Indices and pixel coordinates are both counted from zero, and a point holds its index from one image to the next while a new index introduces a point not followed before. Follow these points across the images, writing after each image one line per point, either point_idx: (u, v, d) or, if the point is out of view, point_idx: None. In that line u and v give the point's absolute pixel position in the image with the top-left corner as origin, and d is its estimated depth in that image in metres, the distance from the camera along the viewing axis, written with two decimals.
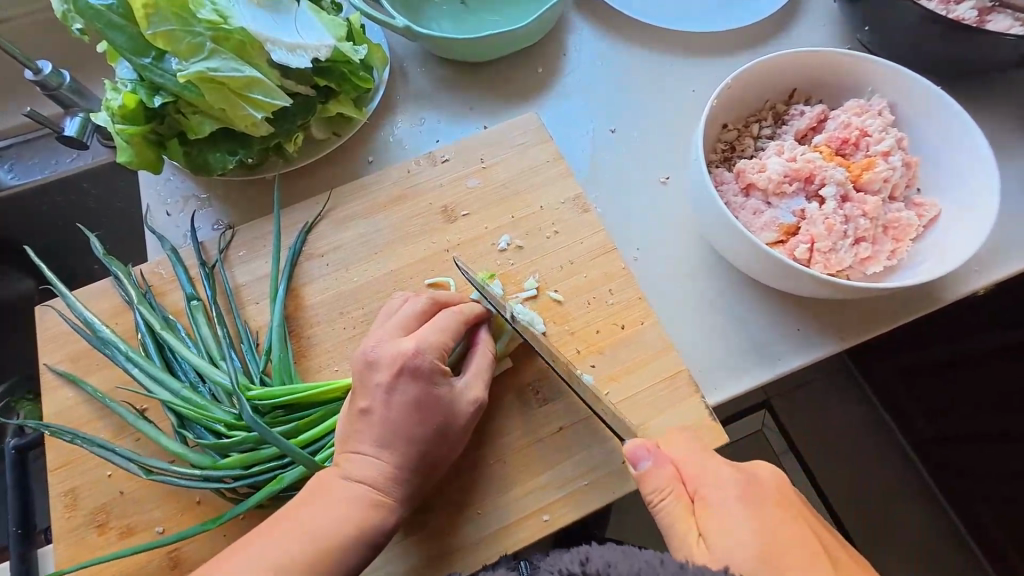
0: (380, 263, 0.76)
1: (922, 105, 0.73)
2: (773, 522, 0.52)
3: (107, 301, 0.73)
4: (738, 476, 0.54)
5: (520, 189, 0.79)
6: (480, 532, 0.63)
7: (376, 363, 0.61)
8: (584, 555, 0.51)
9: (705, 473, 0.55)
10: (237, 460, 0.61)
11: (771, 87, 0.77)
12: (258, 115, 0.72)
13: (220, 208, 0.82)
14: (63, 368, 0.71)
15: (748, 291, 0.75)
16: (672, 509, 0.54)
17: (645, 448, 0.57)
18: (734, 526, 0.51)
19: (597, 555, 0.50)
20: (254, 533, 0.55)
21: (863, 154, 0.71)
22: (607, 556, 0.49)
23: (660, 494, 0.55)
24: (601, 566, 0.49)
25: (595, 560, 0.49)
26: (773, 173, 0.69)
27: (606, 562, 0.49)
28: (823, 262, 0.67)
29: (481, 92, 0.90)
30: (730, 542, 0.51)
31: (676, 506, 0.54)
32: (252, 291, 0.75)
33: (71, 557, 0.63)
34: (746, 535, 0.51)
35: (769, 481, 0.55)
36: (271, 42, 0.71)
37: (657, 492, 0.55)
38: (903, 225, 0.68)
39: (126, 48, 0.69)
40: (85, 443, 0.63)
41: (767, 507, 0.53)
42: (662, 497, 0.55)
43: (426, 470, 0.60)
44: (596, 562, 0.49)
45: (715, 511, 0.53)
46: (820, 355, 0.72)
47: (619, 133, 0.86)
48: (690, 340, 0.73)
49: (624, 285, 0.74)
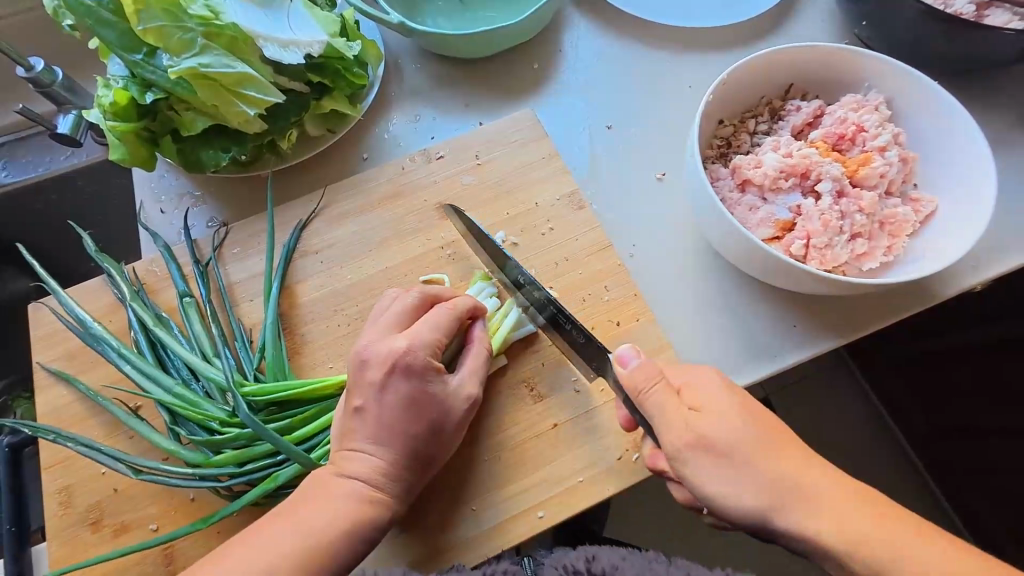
0: (375, 260, 0.75)
1: (919, 100, 0.72)
2: (750, 408, 0.54)
3: (101, 299, 0.73)
4: (718, 372, 0.57)
5: (515, 186, 0.79)
6: (476, 530, 0.63)
7: (368, 361, 0.61)
8: (592, 554, 0.61)
9: (687, 370, 0.58)
10: (230, 457, 0.61)
11: (768, 83, 0.77)
12: (251, 111, 0.71)
13: (214, 205, 0.81)
14: (57, 366, 0.70)
15: (744, 287, 0.75)
16: (660, 398, 0.54)
17: (635, 348, 0.58)
18: (718, 404, 0.54)
19: (604, 556, 0.60)
20: (250, 531, 0.55)
21: (860, 149, 0.70)
22: (612, 559, 0.60)
23: (649, 383, 0.55)
24: (607, 567, 0.59)
25: (602, 560, 0.60)
26: (769, 169, 0.69)
27: (612, 564, 0.59)
28: (819, 258, 0.66)
29: (476, 88, 0.90)
30: (716, 419, 0.52)
31: (666, 394, 0.55)
32: (246, 289, 0.75)
33: (65, 555, 0.62)
34: (733, 415, 0.53)
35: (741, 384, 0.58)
36: (263, 38, 0.70)
37: (648, 382, 0.55)
38: (900, 221, 0.68)
39: (117, 44, 0.68)
40: (72, 443, 0.62)
41: (743, 391, 0.56)
42: (651, 387, 0.55)
43: (422, 467, 0.60)
44: (602, 563, 0.60)
45: (702, 391, 0.55)
46: (817, 351, 0.72)
47: (615, 129, 0.85)
48: (687, 338, 0.73)
49: (620, 282, 0.74)
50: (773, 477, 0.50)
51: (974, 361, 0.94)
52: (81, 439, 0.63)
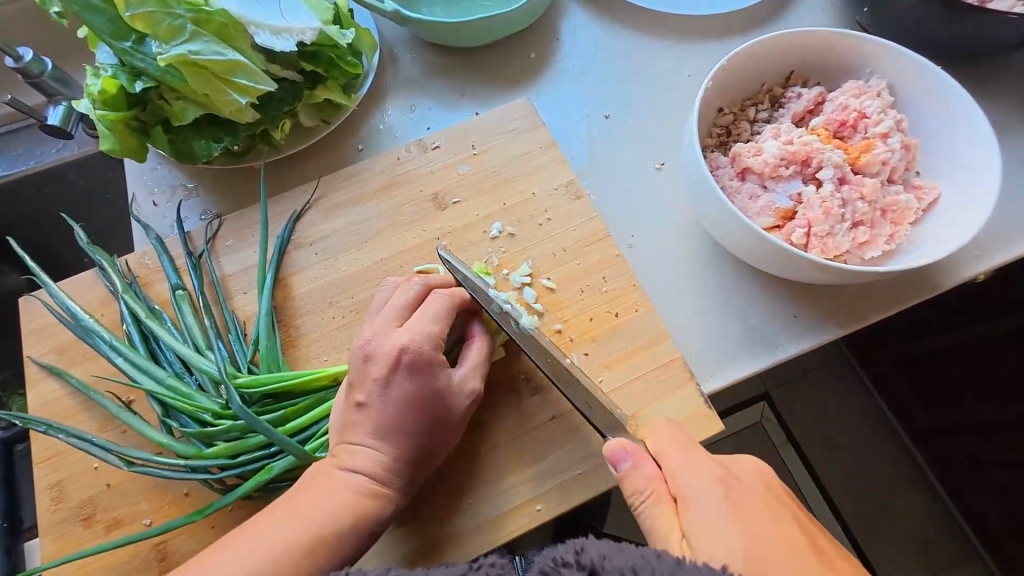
0: (370, 252, 0.74)
1: (921, 86, 0.71)
2: (754, 521, 0.48)
3: (92, 292, 0.72)
4: (721, 481, 0.51)
5: (512, 176, 0.78)
6: (473, 524, 0.62)
7: (372, 356, 0.60)
8: (580, 545, 0.47)
9: (685, 476, 0.52)
10: (223, 450, 0.60)
11: (768, 70, 0.76)
12: (243, 100, 0.70)
13: (207, 197, 0.80)
14: (48, 360, 0.70)
15: (745, 277, 0.74)
16: (652, 512, 0.53)
17: (624, 449, 0.56)
18: (714, 534, 0.48)
19: (593, 546, 0.46)
20: (244, 526, 0.54)
21: (862, 136, 0.69)
22: (602, 549, 0.45)
23: (638, 497, 0.54)
24: (597, 559, 0.45)
25: (590, 551, 0.45)
26: (769, 157, 0.68)
27: (603, 555, 0.45)
28: (820, 246, 0.65)
29: (472, 77, 0.88)
30: (709, 546, 0.47)
31: (658, 510, 0.53)
32: (239, 281, 0.74)
33: (57, 551, 0.62)
34: (729, 543, 0.47)
35: (747, 477, 0.53)
36: (255, 25, 0.69)
37: (637, 493, 0.55)
38: (902, 208, 0.67)
39: (105, 31, 0.67)
40: (63, 434, 0.62)
41: (749, 511, 0.49)
42: (641, 500, 0.54)
43: (421, 461, 0.59)
44: (592, 554, 0.45)
45: (696, 516, 0.50)
46: (818, 342, 0.71)
47: (613, 119, 0.84)
48: (686, 329, 0.72)
49: (618, 272, 0.73)
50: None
51: (976, 351, 0.93)
52: (71, 430, 0.63)
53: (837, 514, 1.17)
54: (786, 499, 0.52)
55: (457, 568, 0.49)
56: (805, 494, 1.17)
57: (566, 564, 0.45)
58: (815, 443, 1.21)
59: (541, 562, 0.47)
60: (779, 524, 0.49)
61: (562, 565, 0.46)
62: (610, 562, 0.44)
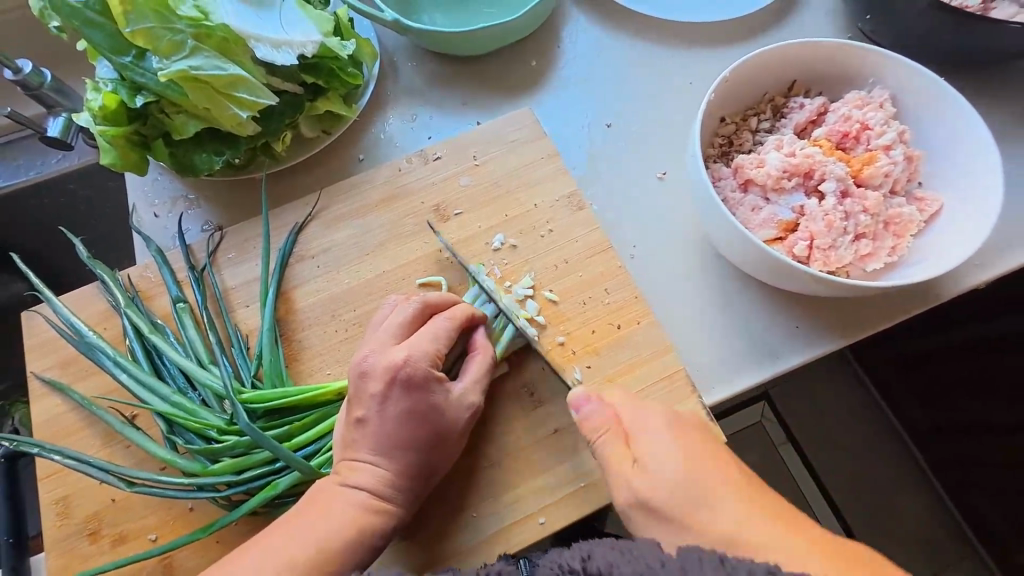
0: (372, 264, 0.74)
1: (924, 97, 0.71)
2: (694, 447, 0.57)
3: (94, 306, 0.72)
4: (666, 415, 0.59)
5: (514, 188, 0.78)
6: (477, 537, 0.62)
7: (368, 372, 0.60)
8: (586, 552, 0.49)
9: (638, 413, 0.60)
10: (228, 466, 0.60)
11: (770, 80, 0.75)
12: (244, 114, 0.70)
13: (208, 209, 0.80)
14: (51, 375, 0.70)
15: (747, 288, 0.74)
16: (607, 447, 0.59)
17: (586, 393, 0.62)
18: (659, 456, 0.56)
19: (599, 553, 0.48)
20: (249, 544, 0.54)
21: (864, 148, 0.69)
22: (608, 556, 0.48)
23: (596, 434, 0.60)
24: (603, 566, 0.47)
25: (597, 558, 0.47)
26: (772, 169, 0.68)
27: (608, 562, 0.47)
28: (822, 259, 0.66)
29: (474, 87, 0.88)
30: (655, 465, 0.56)
31: (614, 443, 0.58)
32: (241, 294, 0.74)
33: (63, 566, 0.62)
34: (671, 460, 0.55)
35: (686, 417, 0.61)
36: (255, 39, 0.69)
37: (596, 431, 0.60)
38: (905, 221, 0.67)
39: (105, 46, 0.67)
40: (58, 456, 0.62)
41: (687, 435, 0.58)
42: (598, 437, 0.59)
43: (424, 476, 0.59)
44: (598, 561, 0.47)
45: (646, 441, 0.57)
46: (821, 353, 0.71)
47: (615, 128, 0.84)
48: (688, 341, 0.72)
49: (621, 284, 0.73)
50: (710, 523, 0.52)
51: (978, 357, 0.93)
52: (67, 450, 0.62)
53: (838, 512, 1.18)
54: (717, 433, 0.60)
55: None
56: (808, 499, 1.19)
57: (572, 571, 0.48)
58: (818, 446, 1.22)
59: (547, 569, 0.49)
60: (713, 449, 0.57)
61: (568, 572, 0.48)
62: (617, 570, 0.46)
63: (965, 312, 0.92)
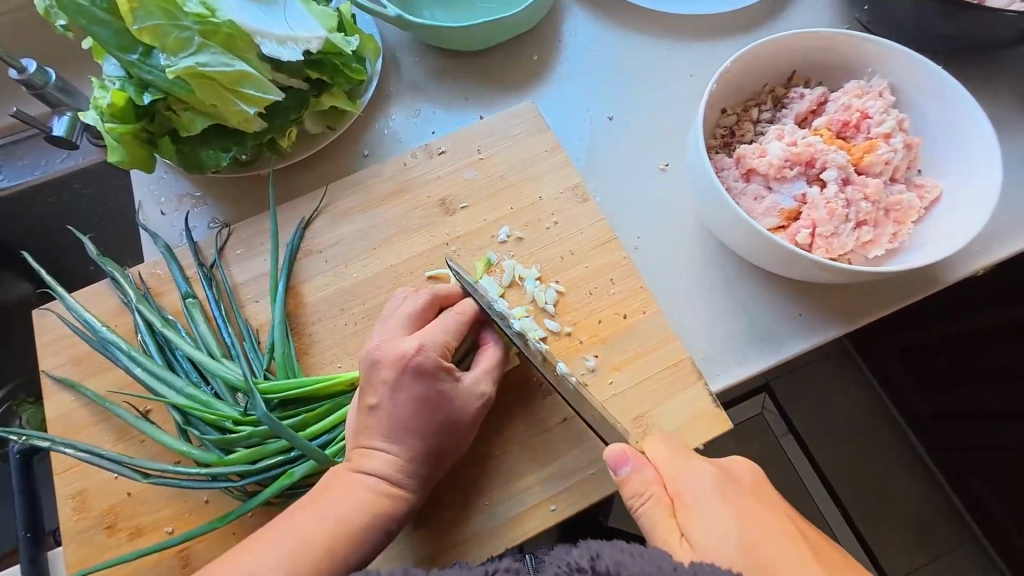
0: (380, 258, 0.75)
1: (922, 86, 0.72)
2: (748, 513, 0.52)
3: (106, 303, 0.72)
4: (716, 479, 0.54)
5: (518, 181, 0.78)
6: (489, 524, 0.64)
7: (378, 361, 0.61)
8: (595, 551, 0.48)
9: (681, 476, 0.55)
10: (244, 456, 0.61)
11: (770, 71, 0.76)
12: (250, 110, 0.70)
13: (215, 206, 0.81)
14: (62, 373, 0.70)
15: (751, 276, 0.75)
16: (653, 517, 0.54)
17: (621, 454, 0.56)
18: (714, 532, 0.51)
19: (608, 553, 0.47)
20: (263, 531, 0.55)
21: (864, 136, 0.70)
22: (617, 556, 0.47)
23: (640, 500, 0.55)
24: (612, 566, 0.47)
25: (606, 558, 0.47)
26: (774, 158, 0.69)
27: (617, 562, 0.47)
28: (825, 246, 0.66)
29: (477, 81, 0.89)
30: (711, 545, 0.50)
31: (658, 511, 0.54)
32: (251, 289, 0.74)
33: (81, 559, 0.63)
34: (729, 535, 0.50)
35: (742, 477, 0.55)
36: (261, 35, 0.69)
37: (639, 496, 0.55)
38: (905, 207, 0.68)
39: (112, 44, 0.68)
40: (70, 450, 0.62)
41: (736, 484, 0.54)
42: (642, 503, 0.55)
43: (436, 463, 0.60)
44: (607, 561, 0.47)
45: (695, 511, 0.52)
46: (823, 339, 0.73)
47: (617, 120, 0.85)
48: (692, 330, 0.73)
49: (626, 274, 0.74)
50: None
51: (976, 345, 0.94)
52: (79, 445, 0.63)
53: (838, 502, 1.19)
54: (779, 509, 0.54)
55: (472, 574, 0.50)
56: (806, 485, 1.20)
57: (581, 570, 0.47)
58: (821, 435, 1.23)
59: (556, 568, 0.48)
60: (778, 526, 0.51)
61: (576, 571, 0.48)
62: (626, 570, 0.46)
63: (962, 299, 0.93)
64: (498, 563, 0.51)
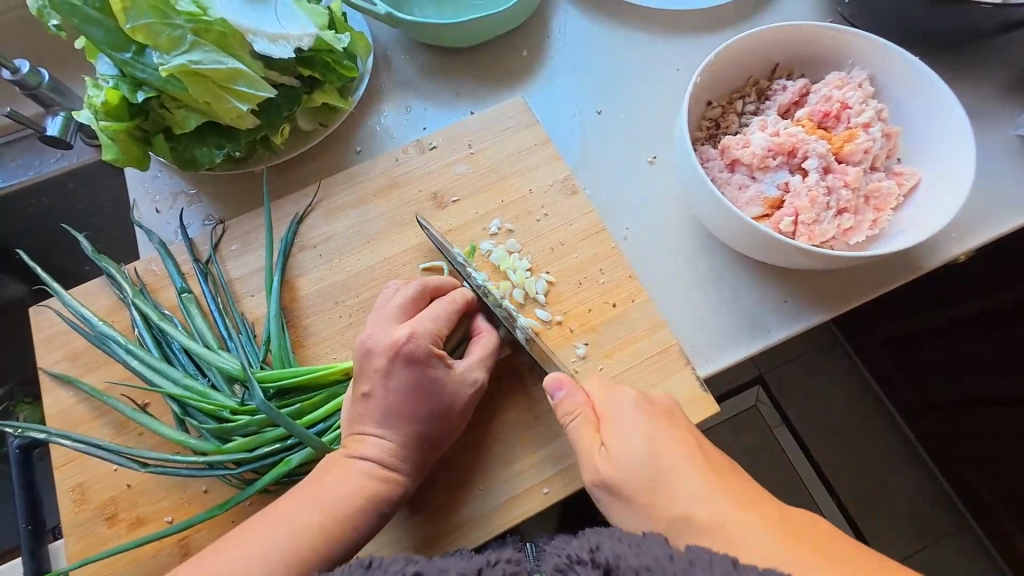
0: (373, 252, 0.76)
1: (901, 76, 0.74)
2: (660, 432, 0.56)
3: (102, 299, 0.73)
4: (637, 401, 0.59)
5: (508, 175, 0.80)
6: (483, 509, 0.65)
7: (371, 350, 0.62)
8: (594, 543, 0.48)
9: (608, 399, 0.60)
10: (242, 444, 0.62)
11: (753, 64, 0.78)
12: (244, 107, 0.72)
13: (209, 203, 0.82)
14: (60, 369, 0.71)
15: (738, 264, 0.77)
16: (579, 430, 0.59)
17: (557, 381, 0.61)
18: (625, 441, 0.56)
19: (608, 544, 0.48)
20: (262, 516, 0.56)
21: (845, 126, 0.72)
22: (616, 548, 0.47)
23: (570, 416, 0.60)
24: (611, 557, 0.47)
25: (605, 550, 0.47)
26: (757, 148, 0.70)
27: (617, 554, 0.47)
28: (807, 233, 0.68)
29: (467, 78, 0.90)
30: (619, 455, 0.56)
31: (585, 427, 0.59)
32: (246, 284, 0.75)
33: (82, 550, 0.64)
34: (638, 449, 0.55)
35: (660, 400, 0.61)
36: (254, 33, 0.71)
37: (570, 414, 0.60)
38: (884, 194, 0.70)
39: (105, 43, 0.68)
40: (68, 441, 0.63)
41: (653, 418, 0.58)
42: (572, 419, 0.60)
43: (430, 448, 0.62)
44: (607, 553, 0.47)
45: (614, 424, 0.58)
46: (808, 325, 0.74)
47: (605, 114, 0.86)
48: (681, 318, 0.75)
49: (615, 264, 0.75)
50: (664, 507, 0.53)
51: (959, 332, 0.96)
52: (77, 435, 0.64)
53: (830, 490, 1.21)
54: (692, 430, 0.58)
55: (471, 565, 0.49)
56: (797, 470, 1.22)
57: (580, 561, 0.47)
58: (812, 426, 1.26)
59: (555, 559, 0.48)
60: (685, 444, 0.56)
61: (576, 562, 0.47)
62: (625, 561, 0.46)
63: (946, 287, 0.95)
64: (497, 554, 0.51)
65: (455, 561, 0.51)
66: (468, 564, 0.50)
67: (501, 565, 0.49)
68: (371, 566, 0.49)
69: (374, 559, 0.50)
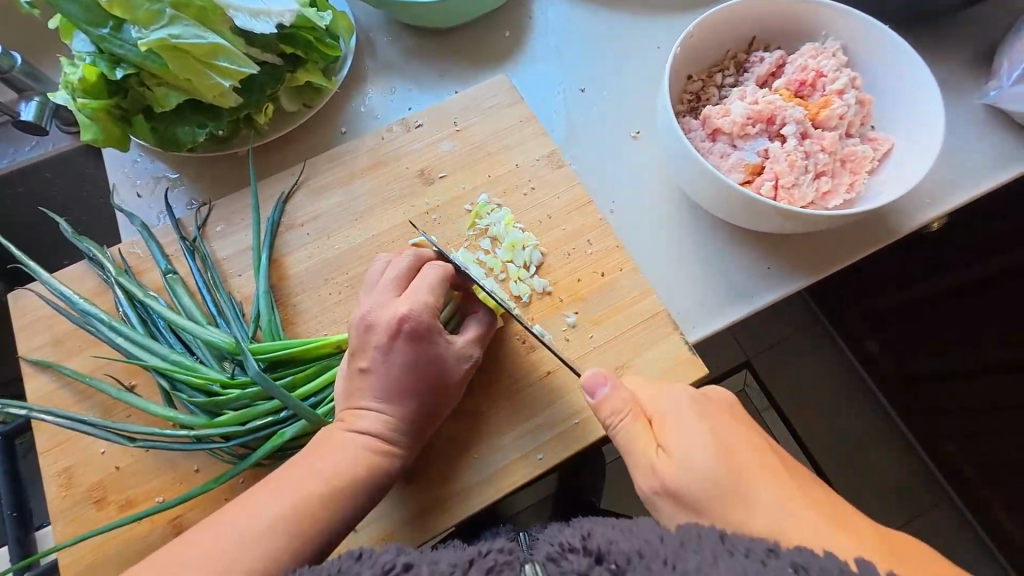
0: (362, 229, 0.76)
1: (872, 46, 0.76)
2: (721, 427, 0.55)
3: (86, 282, 0.72)
4: (693, 398, 0.58)
5: (494, 151, 0.80)
6: (478, 477, 0.65)
7: (372, 326, 0.62)
8: (586, 532, 0.48)
9: (661, 399, 0.59)
10: (233, 417, 0.62)
11: (731, 37, 0.80)
12: (226, 83, 0.71)
13: (192, 185, 0.80)
14: (40, 355, 0.70)
15: (722, 234, 0.78)
16: (629, 429, 0.57)
17: (600, 377, 0.60)
18: (687, 448, 0.54)
19: (599, 531, 0.48)
20: (255, 488, 0.56)
21: (820, 94, 0.74)
22: (608, 533, 0.47)
23: (617, 416, 0.58)
24: (603, 543, 0.46)
25: (597, 536, 0.47)
26: (737, 117, 0.72)
27: (609, 540, 0.47)
28: (788, 197, 0.70)
29: (451, 58, 0.90)
30: (684, 460, 0.53)
31: (637, 428, 0.57)
32: (233, 264, 0.75)
33: (70, 534, 0.63)
34: (702, 456, 0.53)
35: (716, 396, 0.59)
36: (234, 8, 0.71)
37: (618, 414, 0.58)
38: (859, 159, 0.72)
39: (80, 18, 0.68)
40: (51, 418, 0.62)
41: (715, 419, 0.56)
42: (619, 419, 0.58)
43: (426, 421, 0.62)
44: (598, 539, 0.47)
45: (674, 429, 0.56)
46: (790, 291, 0.76)
47: (589, 91, 0.87)
48: (668, 286, 0.76)
49: (602, 236, 0.76)
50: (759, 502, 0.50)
51: (932, 304, 0.99)
52: (62, 413, 0.62)
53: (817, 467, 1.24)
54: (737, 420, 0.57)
55: (462, 554, 0.48)
56: None
57: (573, 549, 0.47)
58: (798, 403, 1.29)
59: (547, 548, 0.48)
60: (737, 442, 0.54)
61: (569, 551, 0.47)
62: (618, 546, 0.46)
63: (921, 256, 0.97)
64: (490, 545, 0.49)
65: (447, 552, 0.49)
66: (460, 555, 0.48)
67: (493, 555, 0.48)
68: (360, 559, 0.48)
69: (364, 551, 0.49)
